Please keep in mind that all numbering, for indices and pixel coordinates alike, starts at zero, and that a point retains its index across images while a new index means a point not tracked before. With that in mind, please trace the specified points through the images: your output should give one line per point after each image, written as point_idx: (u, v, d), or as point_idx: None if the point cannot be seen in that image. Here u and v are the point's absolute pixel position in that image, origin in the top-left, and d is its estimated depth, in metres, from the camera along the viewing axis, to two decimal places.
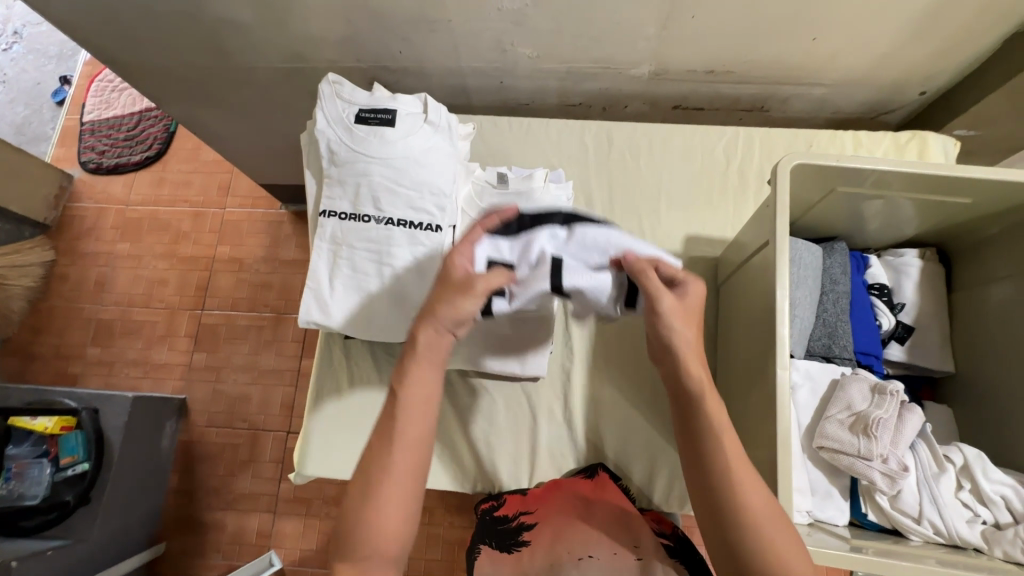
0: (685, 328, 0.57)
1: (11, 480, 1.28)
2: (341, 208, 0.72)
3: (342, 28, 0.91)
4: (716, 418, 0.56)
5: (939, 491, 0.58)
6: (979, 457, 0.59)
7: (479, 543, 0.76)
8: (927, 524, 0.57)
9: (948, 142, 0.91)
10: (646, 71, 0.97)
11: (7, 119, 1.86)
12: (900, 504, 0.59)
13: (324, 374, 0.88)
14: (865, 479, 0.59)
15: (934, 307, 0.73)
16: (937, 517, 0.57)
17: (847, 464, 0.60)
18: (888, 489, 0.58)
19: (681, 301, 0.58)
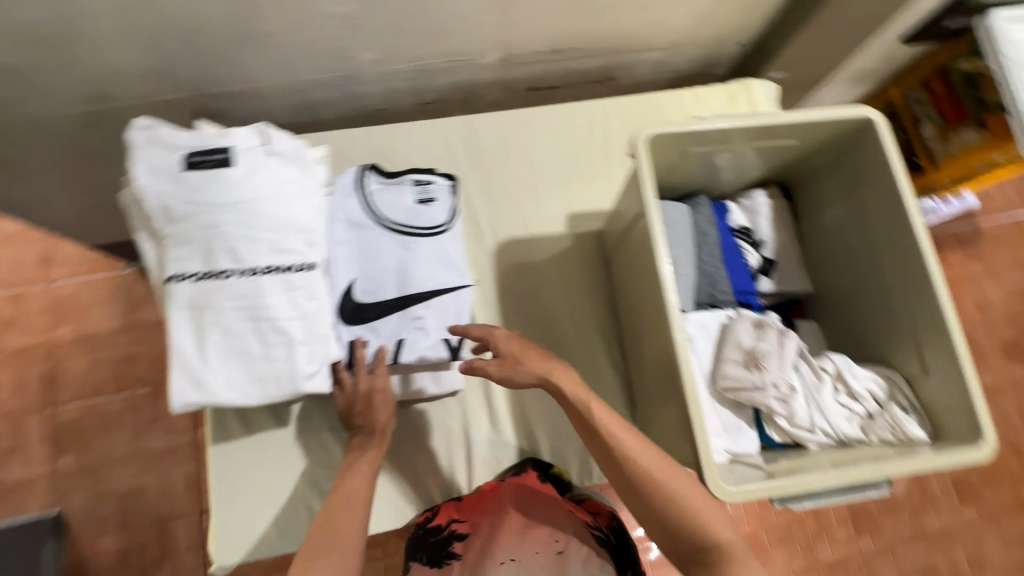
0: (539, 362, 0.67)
1: None
2: (192, 268, 0.63)
3: (144, 57, 0.78)
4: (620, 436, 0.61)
5: (822, 400, 0.66)
6: (847, 362, 0.67)
7: (412, 559, 0.76)
8: (819, 431, 0.65)
9: (768, 85, 1.01)
10: (494, 59, 0.95)
11: None
12: (797, 421, 0.65)
13: (224, 450, 0.78)
14: (765, 407, 0.66)
15: (787, 238, 0.82)
16: (825, 423, 0.65)
17: (749, 397, 0.66)
18: (784, 411, 0.65)
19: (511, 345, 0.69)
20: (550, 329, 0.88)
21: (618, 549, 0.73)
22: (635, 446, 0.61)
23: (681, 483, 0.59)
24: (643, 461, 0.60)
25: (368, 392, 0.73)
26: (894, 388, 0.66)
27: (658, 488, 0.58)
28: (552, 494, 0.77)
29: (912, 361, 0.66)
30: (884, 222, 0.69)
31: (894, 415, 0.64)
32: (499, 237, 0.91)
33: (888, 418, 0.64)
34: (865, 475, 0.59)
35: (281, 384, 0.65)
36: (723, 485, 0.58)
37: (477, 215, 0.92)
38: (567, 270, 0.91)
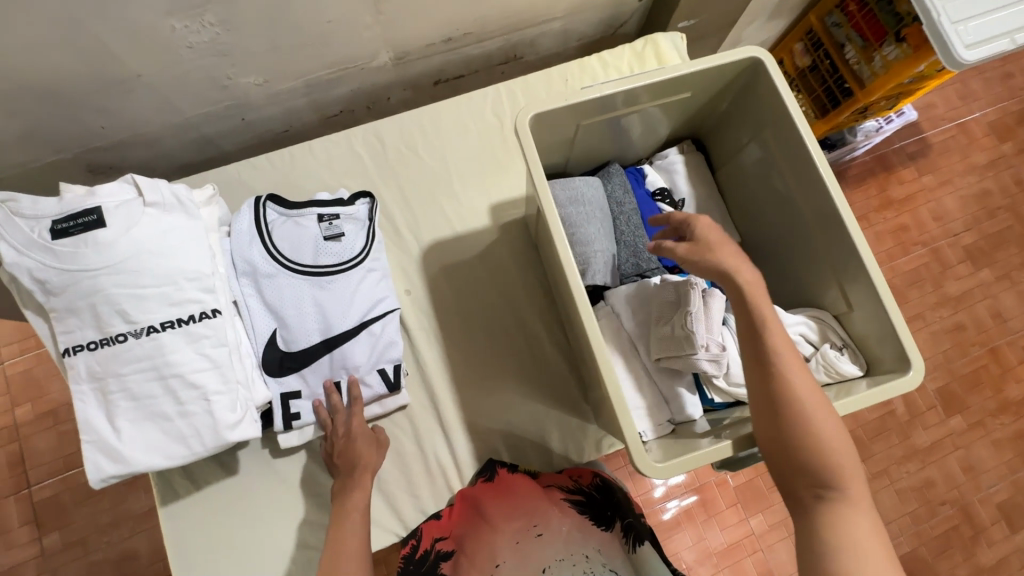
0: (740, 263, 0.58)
1: None
2: (85, 338, 0.60)
3: (10, 124, 0.74)
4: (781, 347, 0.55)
5: None
6: (773, 310, 0.66)
7: None
8: None
9: (675, 36, 0.98)
10: (386, 59, 0.92)
11: None
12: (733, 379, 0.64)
13: (175, 510, 0.76)
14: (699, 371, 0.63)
15: (707, 192, 0.80)
16: None
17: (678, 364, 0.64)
18: (719, 371, 0.64)
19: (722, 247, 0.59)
20: (489, 326, 0.86)
21: (600, 507, 0.74)
22: (794, 365, 0.55)
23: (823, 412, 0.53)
24: (801, 381, 0.54)
25: (349, 428, 0.74)
26: (824, 328, 0.65)
27: (804, 410, 0.53)
28: (526, 482, 0.74)
29: (836, 299, 0.65)
30: (790, 161, 0.67)
31: (826, 355, 0.62)
32: (424, 241, 0.89)
33: (821, 359, 0.62)
34: None
35: (204, 439, 0.63)
36: (652, 463, 0.53)
37: (396, 223, 0.89)
38: (498, 262, 0.88)
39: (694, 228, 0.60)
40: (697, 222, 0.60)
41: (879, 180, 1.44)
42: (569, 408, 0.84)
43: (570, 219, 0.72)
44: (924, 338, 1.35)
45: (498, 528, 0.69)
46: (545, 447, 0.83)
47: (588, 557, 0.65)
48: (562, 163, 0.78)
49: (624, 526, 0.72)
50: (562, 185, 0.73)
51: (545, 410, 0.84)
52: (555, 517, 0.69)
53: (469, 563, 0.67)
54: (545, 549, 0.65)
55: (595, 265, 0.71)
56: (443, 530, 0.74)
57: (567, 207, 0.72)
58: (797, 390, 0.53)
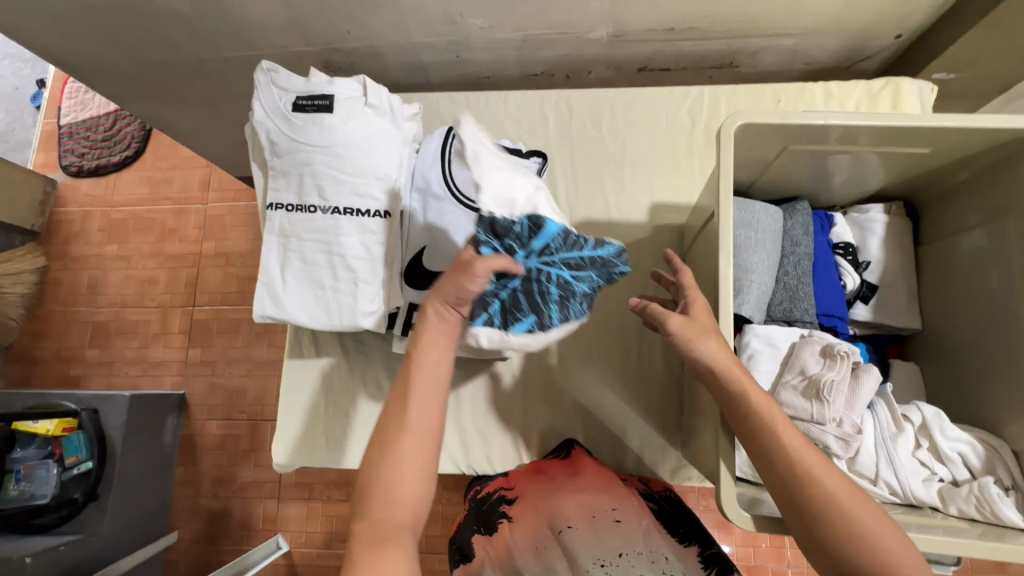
0: (670, 321, 0.59)
1: (18, 481, 1.29)
2: (286, 200, 0.71)
3: (285, 11, 0.88)
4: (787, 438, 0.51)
5: (896, 451, 0.57)
6: (938, 416, 0.58)
7: (469, 529, 0.69)
8: (883, 485, 0.56)
9: (924, 86, 0.86)
10: (604, 34, 0.93)
11: None
12: (858, 467, 0.57)
13: (294, 365, 0.88)
14: (820, 444, 0.58)
15: (900, 264, 0.71)
16: (893, 479, 0.56)
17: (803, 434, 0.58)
18: (845, 454, 0.57)
19: (695, 320, 0.58)
20: (610, 316, 0.85)
21: (675, 522, 0.65)
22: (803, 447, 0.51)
23: (849, 494, 0.49)
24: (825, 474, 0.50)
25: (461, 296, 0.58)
26: (993, 459, 0.56)
27: (822, 496, 0.49)
28: (604, 468, 0.71)
29: None
30: None
31: (985, 489, 0.53)
32: (576, 217, 0.90)
33: (976, 491, 0.53)
34: (935, 548, 0.50)
35: (343, 315, 0.71)
36: (736, 509, 0.55)
37: (557, 192, 0.91)
38: (641, 260, 0.87)
39: (688, 304, 0.60)
40: (692, 299, 0.60)
41: None
42: (659, 426, 0.81)
43: (736, 241, 0.67)
44: None
45: (575, 493, 0.67)
46: (622, 448, 0.81)
47: (668, 559, 0.59)
48: (745, 183, 0.74)
49: (706, 553, 0.60)
50: (740, 204, 0.69)
51: (633, 417, 0.82)
52: (634, 507, 0.65)
53: (534, 509, 0.67)
54: (623, 536, 0.62)
55: (746, 294, 0.66)
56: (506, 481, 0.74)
57: (737, 227, 0.68)
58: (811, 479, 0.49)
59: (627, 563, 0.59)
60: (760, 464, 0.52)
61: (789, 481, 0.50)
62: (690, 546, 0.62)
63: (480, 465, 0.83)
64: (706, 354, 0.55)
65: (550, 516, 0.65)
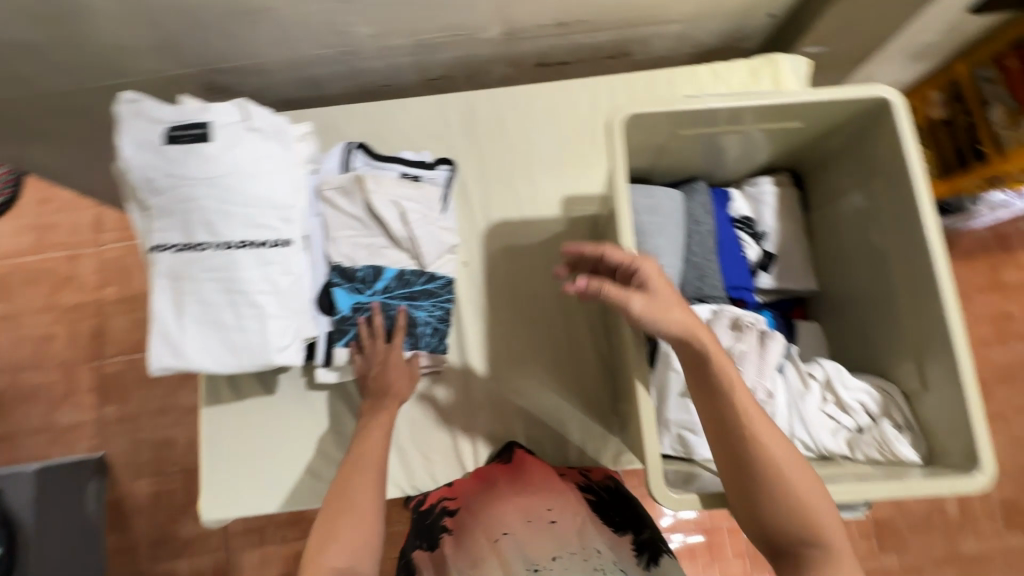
0: (636, 302, 0.54)
1: None
2: (172, 239, 0.66)
3: (149, 32, 0.81)
4: (744, 406, 0.53)
5: (805, 409, 0.61)
6: (838, 370, 0.62)
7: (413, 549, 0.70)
8: (800, 442, 0.60)
9: (798, 60, 0.92)
10: (497, 33, 0.92)
11: None
12: None
13: (213, 412, 0.82)
14: None
15: (793, 230, 0.76)
16: (806, 435, 0.60)
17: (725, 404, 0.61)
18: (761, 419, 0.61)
19: (655, 299, 0.54)
20: (536, 314, 0.86)
21: (610, 510, 0.69)
22: (759, 420, 0.53)
23: (789, 457, 0.52)
24: (770, 440, 0.52)
25: (386, 357, 0.75)
26: (888, 402, 0.61)
27: (772, 466, 0.52)
28: (544, 467, 0.70)
29: (911, 374, 0.60)
30: (900, 220, 0.61)
31: (884, 434, 0.58)
32: (491, 219, 0.89)
33: (876, 435, 0.58)
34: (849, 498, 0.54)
35: (253, 355, 0.67)
36: (665, 492, 0.56)
37: (469, 196, 0.90)
38: (560, 254, 0.88)
39: (643, 277, 0.55)
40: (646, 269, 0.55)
41: (994, 260, 1.34)
42: (596, 415, 0.82)
43: (642, 228, 0.69)
44: (1000, 440, 1.28)
45: (512, 501, 0.66)
46: (564, 443, 0.82)
47: (600, 552, 0.61)
48: (645, 170, 0.76)
49: (637, 540, 0.65)
50: (641, 191, 0.71)
51: (571, 411, 0.83)
52: (569, 506, 0.65)
53: (473, 520, 0.67)
54: (559, 536, 0.62)
55: None
56: (450, 492, 0.74)
57: (641, 214, 0.70)
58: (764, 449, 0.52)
59: (562, 565, 0.60)
60: (712, 427, 0.55)
61: (736, 445, 0.53)
62: (624, 536, 0.65)
63: (424, 483, 0.81)
64: (677, 325, 0.53)
65: (489, 527, 0.64)
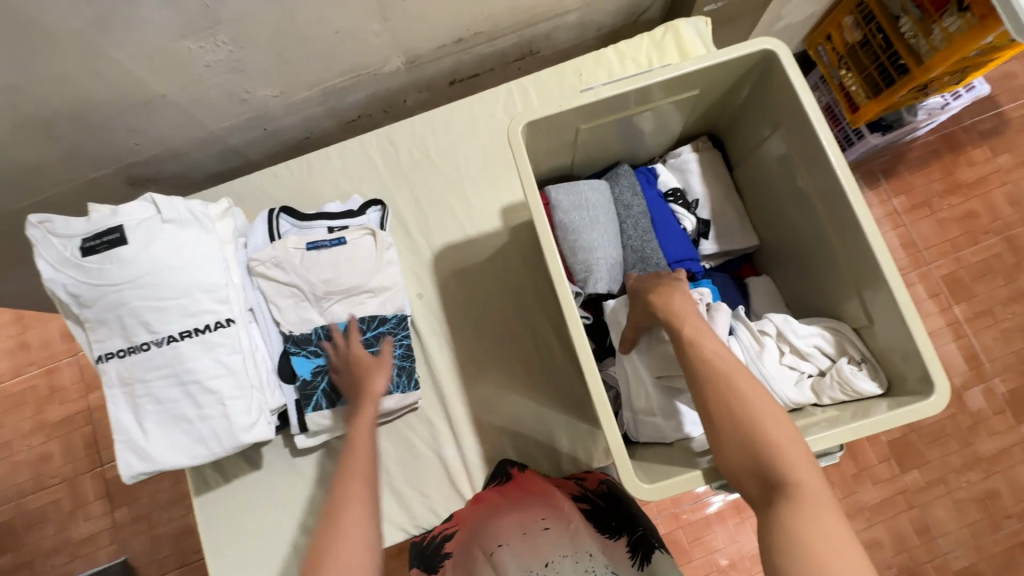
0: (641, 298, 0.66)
1: None
2: (114, 347, 0.66)
3: (53, 145, 0.80)
4: (714, 356, 0.52)
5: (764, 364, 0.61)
6: (787, 320, 0.63)
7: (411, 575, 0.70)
8: None
9: (698, 22, 0.93)
10: (399, 63, 0.92)
11: None
12: None
13: (205, 500, 0.82)
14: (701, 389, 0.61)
15: (724, 192, 0.76)
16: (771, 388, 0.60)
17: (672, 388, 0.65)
18: None
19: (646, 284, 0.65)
20: (500, 330, 0.86)
21: (604, 517, 0.70)
22: (726, 355, 0.53)
23: (756, 392, 0.50)
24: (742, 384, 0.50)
25: (348, 355, 0.74)
26: (841, 340, 0.61)
27: (736, 396, 0.50)
28: (539, 480, 0.72)
29: (858, 311, 0.61)
30: (813, 164, 0.62)
31: (841, 370, 0.58)
32: (435, 246, 0.89)
33: (836, 376, 0.58)
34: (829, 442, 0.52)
35: (222, 441, 0.67)
36: (638, 483, 0.52)
37: (409, 229, 0.90)
38: (509, 266, 0.88)
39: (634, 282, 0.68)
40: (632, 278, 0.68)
41: (944, 163, 1.36)
42: (579, 414, 0.82)
43: (574, 226, 0.69)
44: (992, 336, 1.29)
45: (506, 513, 0.66)
46: (555, 449, 0.82)
47: (592, 555, 0.59)
48: (568, 167, 0.77)
49: (632, 539, 0.65)
50: (565, 189, 0.71)
51: (554, 415, 0.83)
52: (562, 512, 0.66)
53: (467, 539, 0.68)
54: (551, 543, 0.61)
55: (597, 272, 0.68)
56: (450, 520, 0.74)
57: (569, 212, 0.70)
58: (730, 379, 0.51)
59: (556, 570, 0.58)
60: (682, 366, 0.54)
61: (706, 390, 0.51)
62: (620, 539, 0.66)
63: (427, 521, 0.81)
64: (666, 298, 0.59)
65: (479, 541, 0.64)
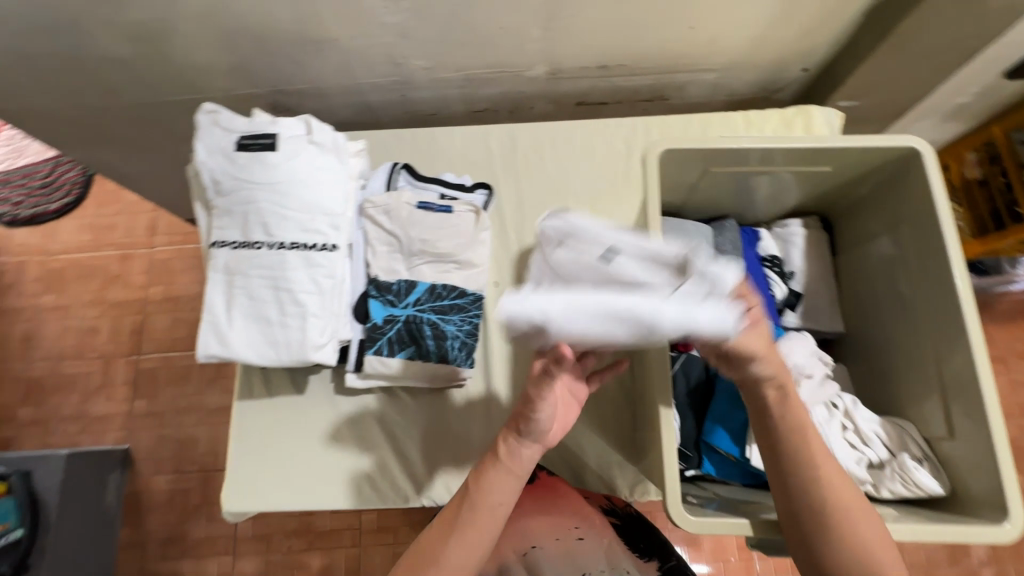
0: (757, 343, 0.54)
1: None
2: (231, 237, 0.71)
3: (228, 55, 0.89)
4: (811, 458, 0.54)
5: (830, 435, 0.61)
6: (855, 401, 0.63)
7: None
8: None
9: (831, 112, 0.95)
10: (541, 72, 0.98)
11: None
12: None
13: (245, 406, 0.86)
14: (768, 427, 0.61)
15: (821, 273, 0.77)
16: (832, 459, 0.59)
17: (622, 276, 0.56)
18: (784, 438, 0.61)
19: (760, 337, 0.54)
20: None
21: (636, 539, 0.75)
22: (820, 457, 0.54)
23: (850, 505, 0.53)
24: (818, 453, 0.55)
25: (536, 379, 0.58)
26: (902, 435, 0.62)
27: (834, 506, 0.53)
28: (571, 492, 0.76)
29: (938, 420, 0.60)
30: (929, 267, 0.63)
31: (903, 464, 0.58)
32: (523, 243, 0.93)
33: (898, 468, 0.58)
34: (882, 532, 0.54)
35: (292, 351, 0.70)
36: (684, 514, 0.56)
37: (505, 220, 0.94)
38: None
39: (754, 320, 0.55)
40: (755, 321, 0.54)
41: None
42: (615, 442, 0.82)
43: None
44: None
45: (539, 517, 0.72)
46: (581, 468, 0.83)
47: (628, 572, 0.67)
48: (677, 206, 0.80)
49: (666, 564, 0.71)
50: (672, 223, 0.73)
51: (589, 435, 0.83)
52: (592, 522, 0.72)
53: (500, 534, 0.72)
54: (587, 553, 0.68)
55: None
56: None
57: None
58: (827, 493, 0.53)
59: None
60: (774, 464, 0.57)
61: (788, 460, 0.55)
62: (650, 563, 0.72)
63: (439, 495, 0.82)
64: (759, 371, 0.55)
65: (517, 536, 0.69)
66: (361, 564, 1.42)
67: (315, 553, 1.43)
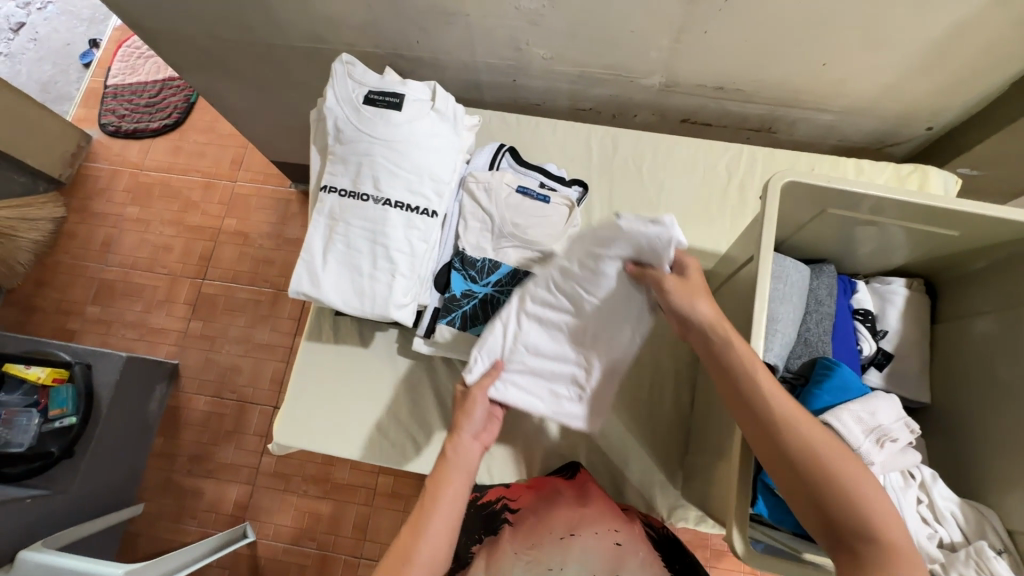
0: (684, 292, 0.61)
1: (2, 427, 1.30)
2: (341, 185, 0.74)
3: (363, 12, 0.92)
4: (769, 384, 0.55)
5: (902, 502, 0.59)
6: (934, 477, 0.61)
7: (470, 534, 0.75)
8: None
9: (949, 177, 0.91)
10: (656, 82, 0.98)
11: (35, 75, 1.91)
12: None
13: (312, 347, 0.89)
14: None
15: (916, 338, 0.74)
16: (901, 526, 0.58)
17: (578, 288, 0.67)
18: None
19: (687, 281, 0.63)
20: None
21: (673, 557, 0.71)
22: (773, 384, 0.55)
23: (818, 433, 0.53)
24: (784, 402, 0.54)
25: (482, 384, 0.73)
26: (982, 522, 0.59)
27: (797, 428, 0.53)
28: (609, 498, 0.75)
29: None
30: None
31: (981, 550, 0.55)
32: None
33: (973, 552, 0.55)
34: None
35: (375, 304, 0.72)
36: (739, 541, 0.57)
37: (591, 219, 0.94)
38: None
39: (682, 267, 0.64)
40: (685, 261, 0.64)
41: None
42: (660, 461, 0.82)
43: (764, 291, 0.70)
44: None
45: (579, 510, 0.71)
46: (622, 480, 0.82)
47: None
48: (776, 240, 0.78)
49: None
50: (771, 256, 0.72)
51: (637, 450, 0.83)
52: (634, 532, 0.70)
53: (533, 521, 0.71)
54: (625, 555, 0.65)
55: (771, 341, 0.67)
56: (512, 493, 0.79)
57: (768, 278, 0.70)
58: (788, 414, 0.53)
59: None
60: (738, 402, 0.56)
61: (743, 385, 0.56)
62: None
63: (479, 474, 0.84)
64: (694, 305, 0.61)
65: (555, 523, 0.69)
66: (369, 524, 1.45)
67: (328, 502, 1.47)
